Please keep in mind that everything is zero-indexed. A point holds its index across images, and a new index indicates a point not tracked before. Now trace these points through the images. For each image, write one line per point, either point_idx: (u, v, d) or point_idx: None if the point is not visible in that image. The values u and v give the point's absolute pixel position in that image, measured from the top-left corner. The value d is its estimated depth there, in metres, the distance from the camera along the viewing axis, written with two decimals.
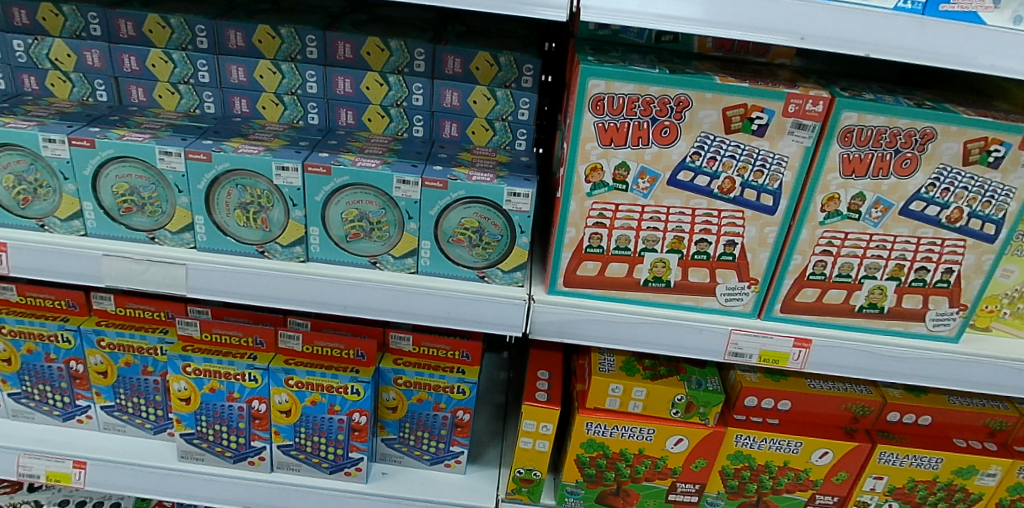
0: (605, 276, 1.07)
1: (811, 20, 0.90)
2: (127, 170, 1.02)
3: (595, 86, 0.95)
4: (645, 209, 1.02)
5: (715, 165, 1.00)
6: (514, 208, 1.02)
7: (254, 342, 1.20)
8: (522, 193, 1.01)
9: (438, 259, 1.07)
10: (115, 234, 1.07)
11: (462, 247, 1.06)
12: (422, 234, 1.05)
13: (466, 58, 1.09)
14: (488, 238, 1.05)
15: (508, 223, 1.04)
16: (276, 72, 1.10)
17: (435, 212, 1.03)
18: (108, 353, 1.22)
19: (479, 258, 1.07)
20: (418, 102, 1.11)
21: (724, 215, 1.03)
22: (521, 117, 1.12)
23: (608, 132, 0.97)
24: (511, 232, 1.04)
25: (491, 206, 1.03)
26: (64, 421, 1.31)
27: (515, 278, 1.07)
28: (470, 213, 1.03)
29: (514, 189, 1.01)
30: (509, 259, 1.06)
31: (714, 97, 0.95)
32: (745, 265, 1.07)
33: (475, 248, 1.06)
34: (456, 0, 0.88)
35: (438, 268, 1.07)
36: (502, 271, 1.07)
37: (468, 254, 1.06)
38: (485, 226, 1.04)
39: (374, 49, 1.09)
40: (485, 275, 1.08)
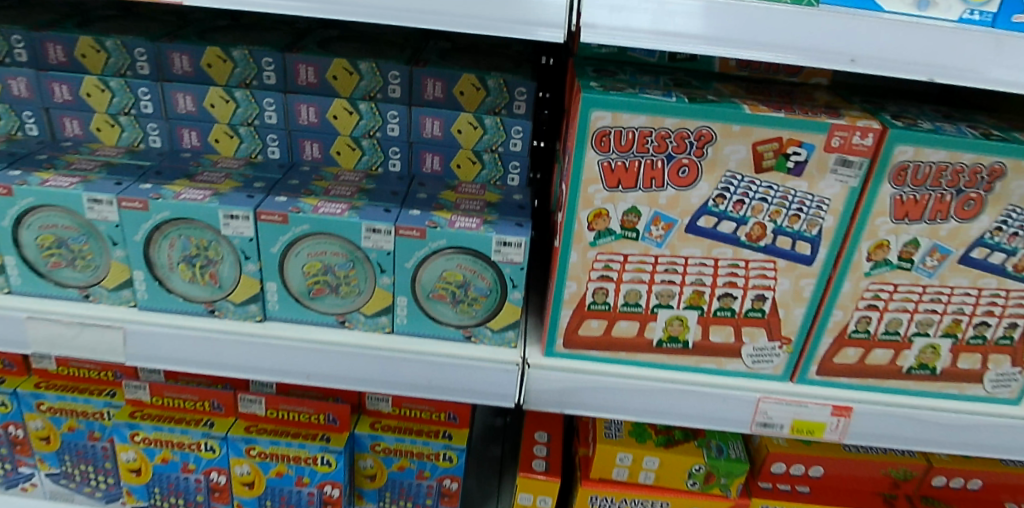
0: (611, 336, 0.92)
1: (861, 38, 0.74)
2: (52, 220, 0.87)
3: (599, 118, 0.79)
4: (659, 260, 0.87)
5: (742, 209, 0.84)
6: (505, 260, 0.87)
7: (211, 406, 1.05)
8: (514, 243, 0.86)
9: (417, 318, 0.92)
10: (40, 291, 0.92)
11: (445, 303, 0.91)
12: (398, 290, 0.90)
13: (448, 81, 0.93)
14: (475, 292, 0.90)
15: (498, 276, 0.88)
16: (229, 100, 0.94)
17: (412, 264, 0.88)
18: (50, 417, 1.07)
19: (466, 315, 0.92)
20: (394, 132, 0.96)
21: (753, 267, 0.88)
22: (513, 147, 0.97)
23: (615, 173, 0.82)
24: (502, 286, 0.89)
25: (477, 257, 0.87)
26: (7, 489, 1.16)
27: (507, 338, 0.93)
28: (452, 264, 0.88)
29: (505, 238, 0.86)
30: (499, 317, 0.91)
31: (743, 129, 0.80)
32: (777, 323, 0.91)
33: (460, 303, 0.91)
34: (431, 20, 0.71)
35: (417, 328, 0.92)
36: (491, 331, 0.92)
37: (453, 311, 0.91)
38: (470, 279, 0.89)
39: (341, 72, 0.92)
40: (471, 335, 0.93)
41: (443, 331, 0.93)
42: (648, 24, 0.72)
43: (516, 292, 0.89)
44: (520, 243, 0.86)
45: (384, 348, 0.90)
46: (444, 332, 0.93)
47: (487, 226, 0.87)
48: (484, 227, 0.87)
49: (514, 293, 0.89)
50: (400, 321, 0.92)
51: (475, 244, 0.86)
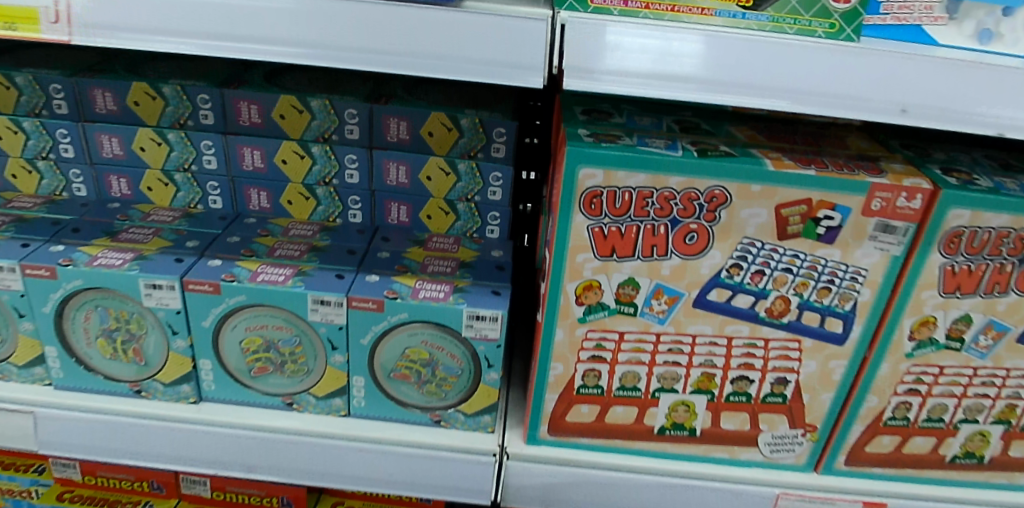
0: (605, 423, 0.78)
1: (917, 81, 0.58)
2: None
3: (589, 176, 0.65)
4: (661, 340, 0.73)
5: (761, 281, 0.70)
6: (478, 336, 0.73)
7: (150, 487, 0.92)
8: (488, 317, 0.72)
9: (377, 400, 0.79)
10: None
11: (409, 383, 0.77)
12: (354, 369, 0.77)
13: (415, 121, 0.79)
14: (443, 371, 0.76)
15: (471, 353, 0.75)
16: (161, 142, 0.81)
17: (368, 341, 0.74)
18: None
19: (433, 396, 0.78)
20: (353, 179, 0.82)
21: (772, 348, 0.74)
22: (492, 196, 0.83)
23: (608, 240, 0.68)
24: (475, 365, 0.76)
25: (446, 332, 0.74)
26: None
27: (482, 422, 0.79)
28: (417, 341, 0.74)
29: (478, 311, 0.72)
30: (473, 399, 0.78)
31: (764, 190, 0.66)
32: (800, 410, 0.78)
33: (426, 383, 0.77)
34: (372, 61, 0.56)
35: (378, 410, 0.79)
36: (464, 414, 0.79)
37: (418, 391, 0.78)
38: (437, 357, 0.75)
39: (289, 110, 0.79)
40: (441, 418, 0.79)
41: (408, 415, 0.79)
42: (652, 66, 0.57)
43: (492, 371, 0.76)
44: (495, 317, 0.72)
45: (339, 436, 0.77)
46: (409, 415, 0.79)
47: (458, 295, 0.73)
48: (453, 297, 0.73)
49: (490, 372, 0.76)
50: (357, 403, 0.79)
51: (442, 318, 0.72)
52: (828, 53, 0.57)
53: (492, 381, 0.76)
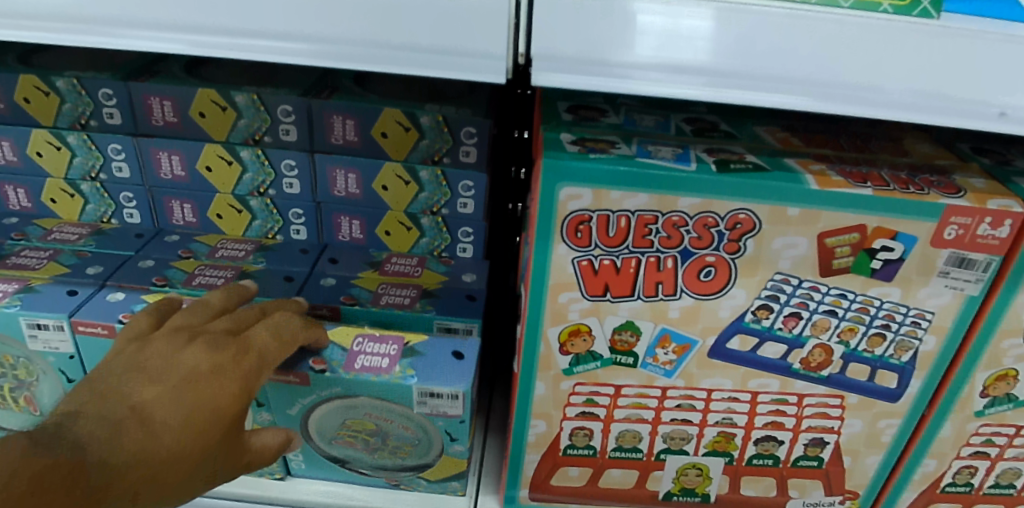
0: (598, 487, 0.63)
1: None
2: None
3: (572, 198, 0.49)
4: (667, 394, 0.58)
5: (797, 326, 0.55)
6: (435, 413, 0.56)
7: None
8: (446, 394, 0.55)
9: (320, 463, 0.64)
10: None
11: (356, 450, 0.62)
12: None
13: (363, 120, 0.64)
14: (396, 441, 0.60)
15: (429, 428, 0.59)
16: (60, 146, 0.67)
17: (297, 411, 0.59)
18: None
19: (388, 463, 0.63)
20: (293, 189, 0.68)
21: (807, 405, 0.58)
22: (462, 209, 0.68)
23: (599, 277, 0.52)
24: (437, 439, 0.60)
25: (393, 407, 0.57)
26: None
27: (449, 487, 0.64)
28: (356, 411, 0.58)
29: (432, 389, 0.55)
30: (436, 468, 0.62)
31: (804, 214, 0.50)
32: (840, 475, 0.62)
33: (377, 450, 0.62)
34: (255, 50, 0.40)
35: (324, 472, 0.65)
36: (426, 481, 0.64)
37: (370, 458, 0.63)
38: (386, 428, 0.59)
39: (209, 107, 0.64)
40: (399, 483, 0.64)
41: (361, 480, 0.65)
42: (660, 56, 0.40)
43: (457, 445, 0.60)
44: (455, 395, 0.55)
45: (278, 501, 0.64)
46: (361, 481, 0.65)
47: (406, 363, 0.56)
48: (400, 368, 0.56)
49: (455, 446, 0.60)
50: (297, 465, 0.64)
51: (387, 392, 0.56)
52: (914, 34, 0.38)
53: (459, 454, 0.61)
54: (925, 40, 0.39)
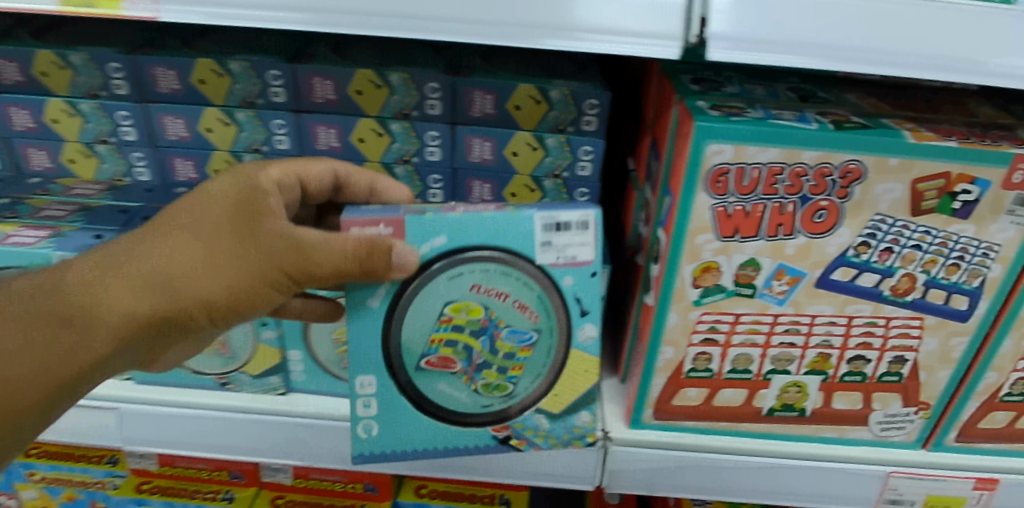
0: (713, 406, 0.74)
1: None
2: None
3: (716, 153, 0.60)
4: (779, 320, 0.69)
5: (889, 259, 0.66)
6: (565, 259, 0.60)
7: (230, 476, 0.87)
8: (573, 225, 0.59)
9: (393, 420, 0.64)
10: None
11: (452, 374, 0.62)
12: (360, 367, 0.62)
13: (501, 94, 0.73)
14: (506, 343, 0.62)
15: (554, 287, 0.61)
16: (229, 122, 0.74)
17: (378, 303, 0.61)
18: (44, 490, 0.88)
19: (494, 394, 0.63)
20: (434, 156, 0.76)
21: (893, 326, 0.70)
22: (581, 171, 0.77)
23: (732, 220, 0.63)
24: (565, 312, 0.61)
25: (511, 266, 0.59)
26: None
27: (573, 428, 0.66)
28: (465, 293, 0.60)
29: (557, 219, 0.59)
30: (556, 395, 0.64)
31: (902, 163, 0.61)
32: (915, 388, 0.74)
33: (480, 373, 0.62)
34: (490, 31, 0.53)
35: (397, 445, 0.65)
36: (548, 420, 0.65)
37: (468, 387, 0.63)
38: (500, 314, 0.61)
39: (366, 85, 0.72)
40: (510, 434, 0.65)
41: (461, 439, 0.65)
42: (815, 35, 0.52)
43: (586, 322, 0.62)
44: (583, 224, 0.59)
45: None
46: (460, 437, 0.64)
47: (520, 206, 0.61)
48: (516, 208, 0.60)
49: (585, 324, 0.62)
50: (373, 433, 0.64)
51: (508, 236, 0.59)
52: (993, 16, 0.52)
53: (584, 342, 0.63)
54: (995, 22, 0.52)
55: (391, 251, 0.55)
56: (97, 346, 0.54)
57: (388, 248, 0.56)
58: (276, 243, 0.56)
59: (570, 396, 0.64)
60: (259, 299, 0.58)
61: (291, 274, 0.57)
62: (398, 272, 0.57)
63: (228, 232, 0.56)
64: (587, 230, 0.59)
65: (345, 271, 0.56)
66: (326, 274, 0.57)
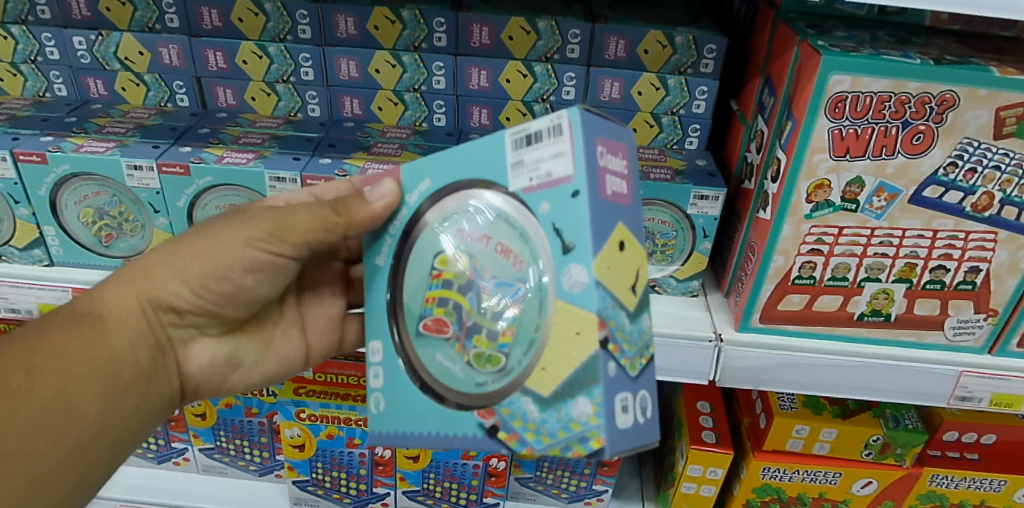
0: (813, 311, 0.86)
1: None
2: (82, 191, 0.83)
3: (838, 82, 0.71)
4: (875, 232, 0.80)
5: (972, 179, 0.76)
6: (537, 177, 0.50)
7: None
8: (546, 134, 0.50)
9: (400, 397, 0.62)
10: (85, 262, 0.88)
11: (446, 342, 0.58)
12: (372, 330, 0.64)
13: (633, 39, 0.85)
14: (493, 299, 0.55)
15: (532, 217, 0.51)
16: (396, 65, 0.86)
17: (383, 261, 0.63)
18: (206, 395, 1.03)
19: (488, 369, 0.55)
20: (569, 95, 0.88)
21: (972, 240, 0.80)
22: (696, 109, 0.88)
23: (844, 141, 0.74)
24: (548, 246, 0.50)
25: (488, 204, 0.55)
26: (160, 463, 1.14)
27: (566, 422, 0.50)
28: (449, 241, 0.58)
29: (529, 131, 0.52)
30: (543, 369, 0.51)
31: (990, 93, 0.71)
32: (986, 296, 0.84)
33: (471, 340, 0.56)
34: None
35: (396, 419, 0.62)
36: (538, 407, 0.52)
37: (462, 357, 0.57)
38: (483, 264, 0.56)
39: (518, 32, 0.84)
40: (499, 423, 0.54)
41: (449, 424, 0.57)
42: None
43: (570, 262, 0.49)
44: (552, 128, 0.50)
45: None
46: (449, 419, 0.58)
47: None
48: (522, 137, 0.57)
49: (568, 264, 0.49)
50: (377, 405, 0.63)
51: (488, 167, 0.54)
52: None
53: (571, 291, 0.49)
54: None
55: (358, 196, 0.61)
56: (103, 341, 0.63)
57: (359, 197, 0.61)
58: (223, 217, 0.68)
59: (563, 374, 0.50)
60: (233, 262, 0.66)
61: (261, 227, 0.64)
62: (375, 205, 0.60)
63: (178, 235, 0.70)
64: (557, 133, 0.49)
65: (324, 216, 0.63)
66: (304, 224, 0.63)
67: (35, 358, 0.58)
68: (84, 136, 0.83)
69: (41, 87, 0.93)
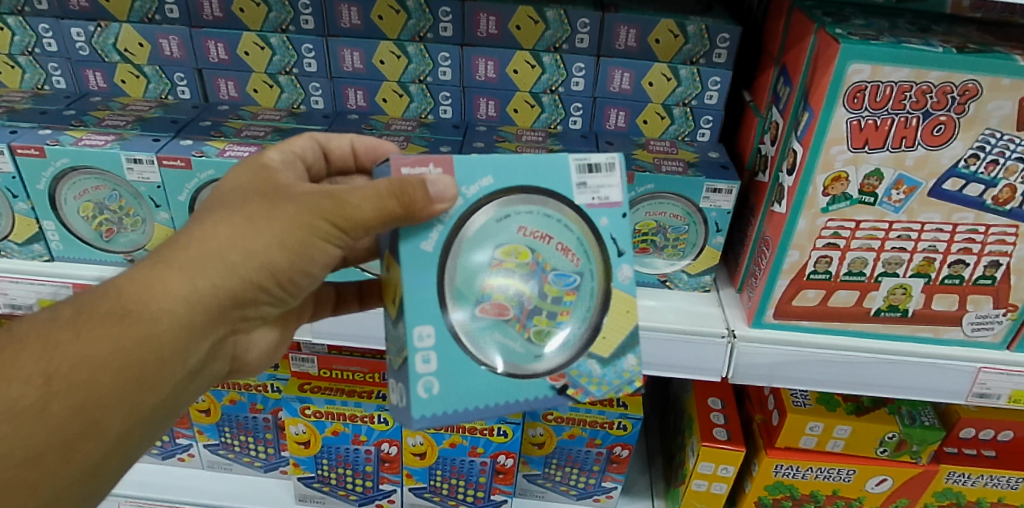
0: (828, 307, 0.84)
1: None
2: (81, 185, 0.81)
3: (857, 72, 0.69)
4: (893, 227, 0.78)
5: (994, 171, 0.74)
6: (600, 199, 0.61)
7: (383, 378, 1.01)
8: (603, 167, 0.62)
9: (455, 378, 0.60)
10: (86, 257, 0.86)
11: (507, 322, 0.62)
12: (418, 315, 0.59)
13: (644, 28, 0.82)
14: (553, 286, 0.63)
15: (591, 229, 0.62)
16: (401, 55, 0.84)
17: (434, 247, 0.59)
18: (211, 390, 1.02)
19: (546, 343, 0.63)
20: (578, 86, 0.86)
21: (992, 234, 0.78)
22: (708, 100, 0.86)
23: (863, 133, 0.72)
24: (601, 251, 0.63)
25: (553, 209, 0.61)
26: (165, 459, 1.14)
27: (623, 373, 0.64)
28: (511, 234, 0.61)
29: (588, 161, 0.61)
30: (604, 337, 0.64)
31: (1014, 83, 0.68)
32: (1006, 290, 0.82)
33: (532, 319, 0.62)
34: None
35: (460, 399, 0.60)
36: (600, 366, 0.63)
37: (522, 335, 0.62)
38: (546, 257, 0.62)
39: (526, 21, 0.82)
40: (567, 384, 0.63)
41: (521, 391, 0.62)
42: None
43: (622, 263, 0.63)
44: (610, 164, 0.62)
45: None
46: (516, 390, 0.62)
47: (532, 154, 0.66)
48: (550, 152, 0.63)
49: (621, 265, 0.63)
50: (432, 389, 0.59)
51: (548, 178, 0.61)
52: None
53: (621, 283, 0.64)
54: None
55: (425, 184, 0.53)
56: (154, 345, 0.53)
57: (422, 184, 0.54)
58: (311, 198, 0.56)
59: (619, 338, 0.64)
60: (311, 258, 0.57)
61: (333, 221, 0.55)
62: (438, 205, 0.55)
63: (260, 202, 0.57)
64: (616, 171, 0.62)
65: (387, 210, 0.54)
66: (368, 219, 0.55)
67: (61, 365, 0.50)
68: (83, 129, 0.81)
69: (39, 80, 0.91)
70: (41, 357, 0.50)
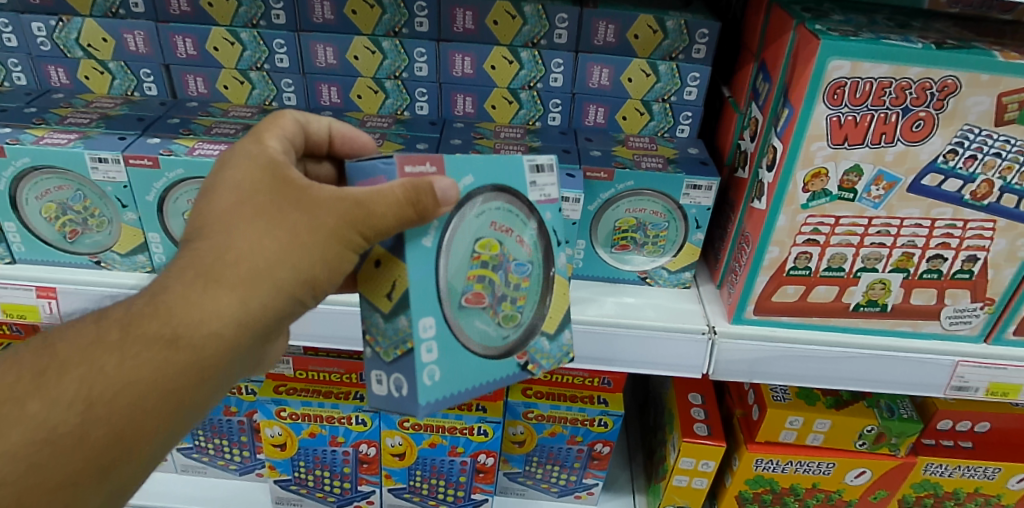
0: (807, 302, 0.84)
1: None
2: (43, 185, 0.78)
3: (837, 68, 0.68)
4: (873, 222, 0.77)
5: (972, 166, 0.73)
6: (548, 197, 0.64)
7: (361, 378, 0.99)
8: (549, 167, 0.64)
9: (454, 364, 0.60)
10: (48, 259, 0.84)
11: (484, 309, 0.61)
12: (421, 307, 0.56)
13: (623, 24, 0.81)
14: (515, 275, 0.63)
15: (539, 224, 0.64)
16: (375, 51, 0.83)
17: (432, 242, 0.57)
18: None
19: (510, 326, 0.64)
20: (557, 82, 0.84)
21: (970, 229, 0.78)
22: (688, 96, 0.85)
23: (842, 129, 0.71)
24: (547, 243, 0.65)
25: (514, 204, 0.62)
26: None
27: (564, 347, 0.68)
28: (484, 227, 0.60)
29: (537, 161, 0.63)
30: (550, 315, 0.66)
31: (993, 79, 0.68)
32: (983, 284, 0.83)
33: (501, 304, 0.62)
34: None
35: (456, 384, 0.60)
36: (549, 340, 0.66)
37: (494, 321, 0.62)
38: (511, 247, 0.62)
39: (503, 16, 0.80)
40: (528, 361, 0.65)
41: (495, 370, 0.63)
42: None
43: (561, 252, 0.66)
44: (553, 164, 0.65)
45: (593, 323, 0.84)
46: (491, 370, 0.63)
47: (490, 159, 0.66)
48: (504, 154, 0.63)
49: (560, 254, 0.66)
50: (435, 377, 0.58)
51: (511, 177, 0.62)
52: None
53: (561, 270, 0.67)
54: None
55: (434, 188, 0.53)
56: (199, 367, 0.51)
57: (432, 188, 0.53)
58: (339, 205, 0.53)
59: (559, 315, 0.67)
60: (341, 267, 0.55)
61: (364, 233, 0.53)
62: (443, 208, 0.55)
63: (292, 208, 0.53)
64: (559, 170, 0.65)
65: (406, 219, 0.53)
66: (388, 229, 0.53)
67: (104, 391, 0.48)
68: (44, 128, 0.78)
69: None
70: (85, 382, 0.48)
